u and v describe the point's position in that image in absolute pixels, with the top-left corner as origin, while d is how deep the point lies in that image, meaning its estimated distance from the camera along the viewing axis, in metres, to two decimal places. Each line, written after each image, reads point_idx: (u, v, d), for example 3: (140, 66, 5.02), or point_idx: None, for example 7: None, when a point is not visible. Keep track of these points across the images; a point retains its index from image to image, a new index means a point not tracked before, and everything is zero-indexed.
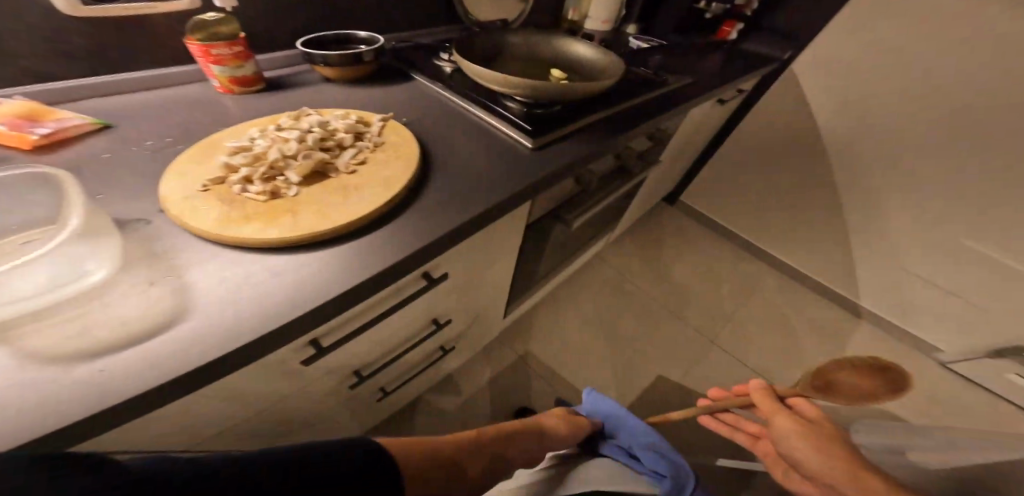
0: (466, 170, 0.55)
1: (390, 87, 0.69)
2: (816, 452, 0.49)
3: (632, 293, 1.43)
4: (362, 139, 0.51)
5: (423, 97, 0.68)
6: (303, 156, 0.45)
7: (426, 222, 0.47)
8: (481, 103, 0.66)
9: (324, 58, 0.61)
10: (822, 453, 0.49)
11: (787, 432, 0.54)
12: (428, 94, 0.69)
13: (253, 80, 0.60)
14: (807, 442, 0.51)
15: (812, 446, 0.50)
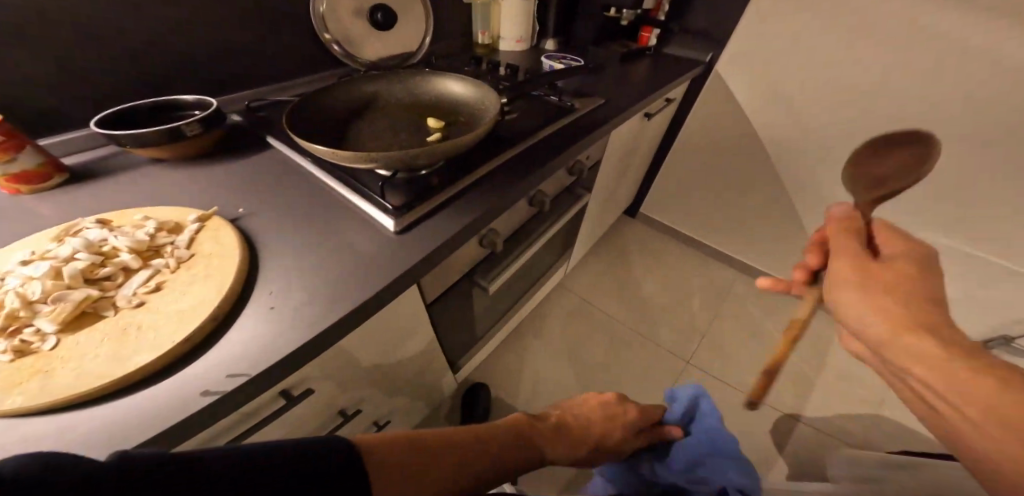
0: (306, 270, 0.44)
1: (226, 171, 0.57)
2: (883, 300, 0.36)
3: (596, 317, 1.34)
4: (163, 254, 0.41)
5: (267, 178, 0.56)
6: (56, 299, 0.34)
7: (234, 354, 0.36)
8: (344, 180, 0.53)
9: (139, 139, 0.52)
10: (885, 273, 0.37)
11: (886, 249, 0.39)
12: (273, 173, 0.57)
13: (40, 173, 0.50)
14: (904, 255, 0.38)
15: (855, 290, 0.37)
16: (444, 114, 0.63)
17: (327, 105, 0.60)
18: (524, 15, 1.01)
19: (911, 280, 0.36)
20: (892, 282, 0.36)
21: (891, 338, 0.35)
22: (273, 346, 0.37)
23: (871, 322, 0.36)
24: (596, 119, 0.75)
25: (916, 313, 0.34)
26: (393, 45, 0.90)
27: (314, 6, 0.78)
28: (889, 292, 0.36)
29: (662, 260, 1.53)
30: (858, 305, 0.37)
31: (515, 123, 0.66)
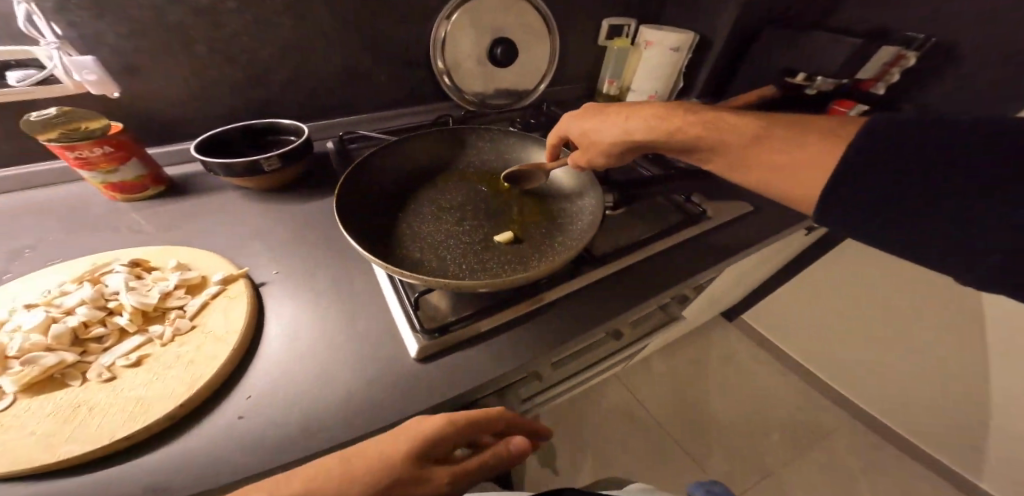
0: (302, 370, 0.36)
1: (290, 211, 0.55)
2: (605, 122, 0.47)
3: (649, 426, 1.11)
4: (166, 319, 0.36)
5: (320, 235, 0.52)
6: (29, 359, 0.30)
7: (168, 474, 0.28)
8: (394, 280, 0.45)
9: (228, 169, 0.51)
10: (630, 119, 0.44)
11: (577, 125, 0.50)
12: (332, 227, 0.53)
13: (138, 183, 0.53)
14: (644, 115, 0.43)
15: (602, 117, 0.47)
16: (523, 196, 0.54)
17: (396, 164, 0.54)
18: (666, 68, 0.86)
19: (708, 126, 0.38)
20: (711, 129, 0.38)
21: (656, 135, 0.42)
22: (214, 474, 0.28)
23: (613, 144, 0.46)
24: (724, 234, 0.58)
25: (703, 136, 0.38)
26: (507, 86, 0.82)
27: (434, 32, 0.70)
28: (721, 151, 0.37)
29: (754, 380, 1.24)
30: (597, 122, 0.47)
31: (605, 232, 0.56)
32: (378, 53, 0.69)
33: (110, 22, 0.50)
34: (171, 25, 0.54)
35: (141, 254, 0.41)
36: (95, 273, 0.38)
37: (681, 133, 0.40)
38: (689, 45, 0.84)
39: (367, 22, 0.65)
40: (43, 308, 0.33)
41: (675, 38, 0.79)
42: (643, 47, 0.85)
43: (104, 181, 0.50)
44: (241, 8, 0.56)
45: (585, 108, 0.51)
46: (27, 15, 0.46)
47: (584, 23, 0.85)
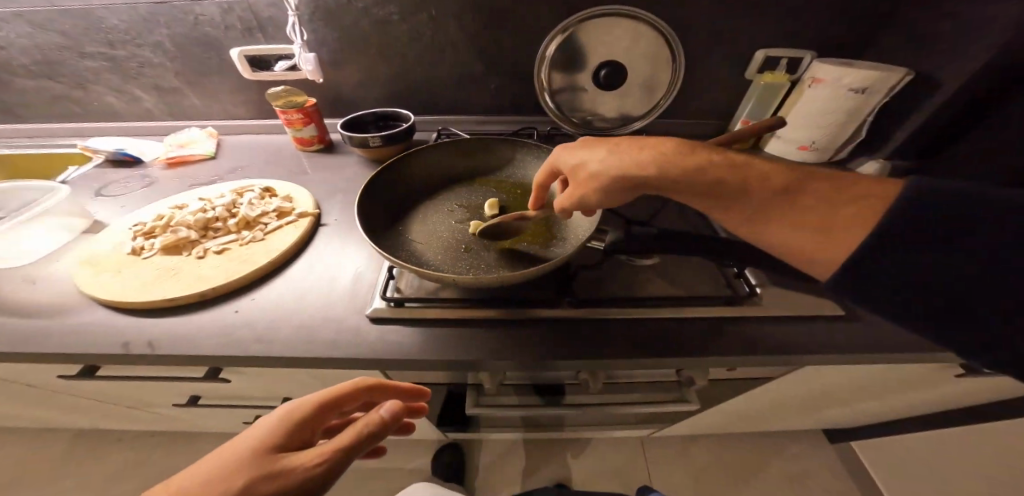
0: (305, 291, 0.50)
1: None
2: (609, 155, 0.39)
3: None
4: (250, 230, 0.55)
5: None
6: (176, 230, 0.52)
7: (173, 330, 0.44)
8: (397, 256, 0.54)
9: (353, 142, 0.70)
10: (640, 150, 0.37)
11: (577, 155, 0.42)
12: None
13: (311, 140, 0.77)
14: (657, 149, 0.36)
15: (603, 151, 0.39)
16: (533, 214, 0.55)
17: (443, 162, 0.61)
18: (841, 116, 0.64)
19: (736, 169, 0.32)
20: (725, 179, 0.32)
21: (675, 168, 0.34)
22: (190, 343, 0.43)
23: (614, 182, 0.38)
24: (790, 332, 0.45)
25: (719, 178, 0.32)
26: (613, 110, 0.78)
27: (545, 46, 0.71)
28: (741, 202, 0.32)
29: None
30: (599, 156, 0.40)
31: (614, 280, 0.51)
32: (498, 65, 0.78)
33: (329, 27, 0.72)
34: (358, 32, 0.73)
35: (272, 184, 0.63)
36: (241, 189, 0.60)
37: (696, 176, 0.33)
38: (893, 89, 0.61)
39: (495, 37, 0.74)
40: (206, 201, 0.56)
41: (872, 76, 0.59)
42: (807, 86, 0.65)
43: (295, 135, 0.75)
44: (404, 21, 0.72)
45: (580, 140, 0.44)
46: (292, 24, 0.68)
47: (737, 50, 0.72)
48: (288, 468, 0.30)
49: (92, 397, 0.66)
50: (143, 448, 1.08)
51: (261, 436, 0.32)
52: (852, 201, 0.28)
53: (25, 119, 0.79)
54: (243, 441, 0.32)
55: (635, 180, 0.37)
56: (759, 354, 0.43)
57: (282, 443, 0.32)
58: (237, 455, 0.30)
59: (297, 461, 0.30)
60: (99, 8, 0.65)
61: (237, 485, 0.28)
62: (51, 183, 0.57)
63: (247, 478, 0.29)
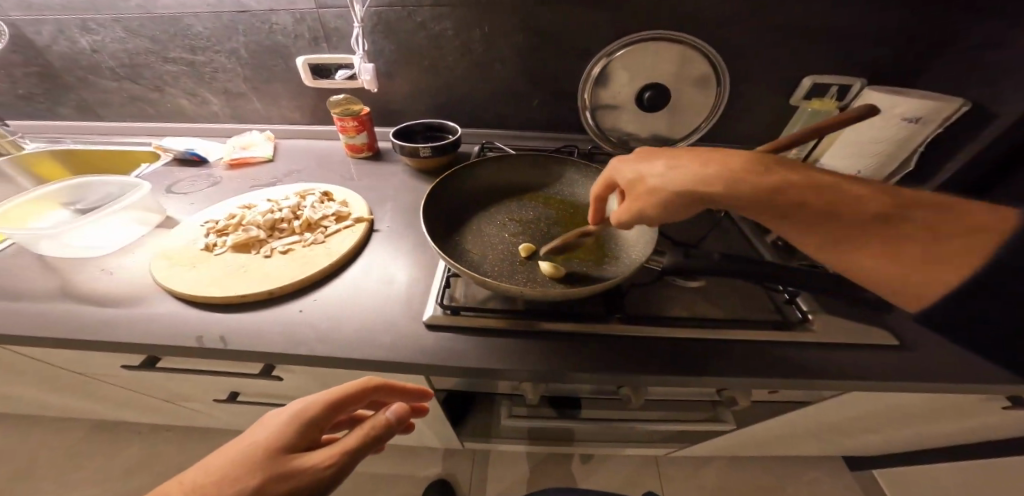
0: (362, 294, 0.52)
1: (421, 189, 0.74)
2: (673, 171, 0.40)
3: None
4: (312, 232, 0.58)
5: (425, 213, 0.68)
6: (247, 229, 0.55)
7: (240, 326, 0.47)
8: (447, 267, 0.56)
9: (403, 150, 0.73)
10: (707, 167, 0.38)
11: (639, 169, 0.43)
12: None
13: (361, 147, 0.80)
14: (724, 167, 0.37)
15: (666, 166, 0.41)
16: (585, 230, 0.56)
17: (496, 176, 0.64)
18: (892, 145, 0.65)
19: (820, 192, 0.33)
20: (803, 200, 0.34)
21: (746, 186, 0.35)
22: (256, 340, 0.45)
23: (676, 196, 0.39)
24: (846, 357, 0.46)
25: (796, 199, 0.34)
26: (653, 132, 0.79)
27: (591, 68, 0.74)
28: (820, 222, 0.33)
29: None
30: (660, 170, 0.41)
31: (660, 301, 0.52)
32: (544, 81, 0.80)
33: (388, 40, 0.76)
34: (413, 46, 0.76)
35: (330, 189, 0.66)
36: (303, 193, 0.64)
37: (772, 196, 0.34)
38: (946, 119, 0.61)
39: (544, 56, 0.77)
40: (272, 203, 0.60)
41: (926, 106, 0.59)
42: (855, 113, 0.66)
43: (347, 142, 0.79)
44: (458, 37, 0.75)
45: (640, 152, 0.46)
46: (355, 36, 0.71)
47: (783, 76, 0.74)
48: (300, 468, 0.32)
49: (140, 389, 0.68)
50: (169, 441, 1.10)
51: (272, 435, 0.34)
52: (941, 231, 0.31)
53: (103, 118, 0.86)
54: (256, 440, 0.34)
55: (698, 195, 0.38)
56: (816, 379, 0.44)
57: (291, 444, 0.34)
58: (252, 455, 0.32)
59: (307, 463, 0.33)
60: (187, 18, 0.70)
61: (251, 484, 0.30)
62: (135, 179, 0.62)
63: (262, 478, 0.31)
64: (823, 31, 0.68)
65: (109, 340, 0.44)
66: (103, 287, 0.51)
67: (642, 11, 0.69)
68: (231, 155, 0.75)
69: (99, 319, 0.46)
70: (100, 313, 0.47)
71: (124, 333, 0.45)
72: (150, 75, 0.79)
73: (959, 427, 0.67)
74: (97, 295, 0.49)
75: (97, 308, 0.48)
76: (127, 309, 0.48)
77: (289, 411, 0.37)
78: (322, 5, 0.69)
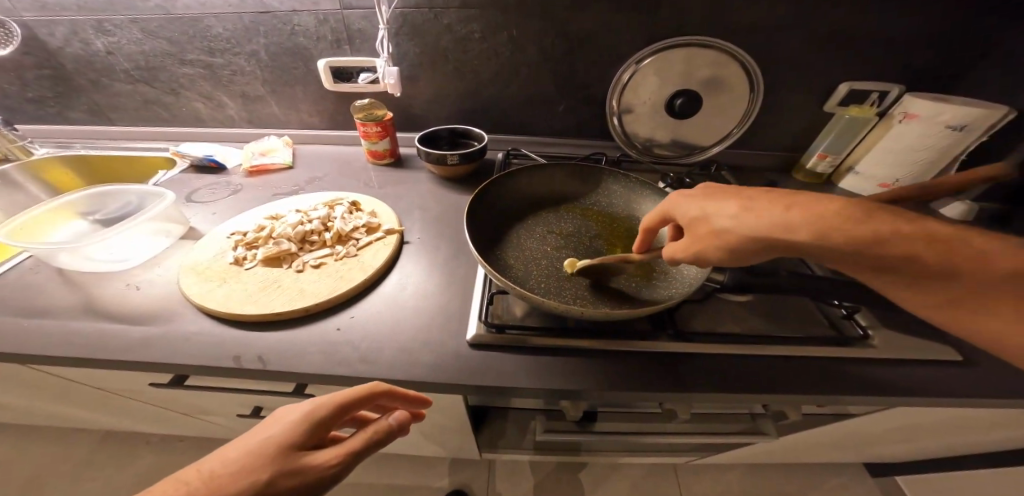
0: (401, 311, 0.50)
1: (448, 197, 0.73)
2: (747, 215, 0.37)
3: None
4: (343, 244, 0.56)
5: (456, 223, 0.66)
6: (278, 242, 0.53)
7: (277, 345, 0.44)
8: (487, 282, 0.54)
9: (429, 157, 0.71)
10: (793, 213, 0.34)
11: (708, 208, 0.40)
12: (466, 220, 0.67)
13: (383, 154, 0.78)
14: (808, 213, 0.34)
15: (741, 209, 0.37)
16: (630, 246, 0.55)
17: (531, 187, 0.63)
18: (933, 152, 0.64)
19: (934, 245, 0.29)
20: (913, 257, 0.30)
21: (840, 242, 0.31)
22: (296, 360, 0.43)
23: (746, 242, 0.36)
24: (907, 376, 0.45)
25: (899, 255, 0.30)
26: (683, 138, 0.78)
27: (620, 74, 0.72)
28: (923, 281, 0.30)
29: None
30: (731, 212, 0.38)
31: (713, 316, 0.50)
32: (572, 86, 0.78)
33: (412, 43, 0.73)
34: (439, 49, 0.74)
35: (358, 198, 0.64)
36: (331, 203, 0.62)
37: (869, 251, 0.31)
38: (991, 127, 0.60)
39: (573, 60, 0.75)
40: (301, 214, 0.58)
41: (975, 114, 0.58)
42: (895, 119, 0.65)
43: (369, 148, 0.76)
44: (485, 40, 0.73)
45: (703, 188, 0.43)
46: (381, 38, 0.69)
47: (819, 82, 0.72)
48: (306, 468, 0.30)
49: (160, 404, 0.66)
50: (180, 451, 1.07)
51: (286, 430, 0.31)
52: None
53: (114, 122, 0.84)
54: (267, 432, 0.31)
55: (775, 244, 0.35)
56: (879, 399, 0.43)
57: (302, 441, 0.31)
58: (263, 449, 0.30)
59: (314, 462, 0.30)
60: (206, 19, 0.67)
61: (260, 481, 0.28)
62: (158, 188, 0.59)
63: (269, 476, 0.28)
64: (864, 37, 0.66)
65: (142, 361, 0.42)
66: (130, 303, 0.49)
67: (679, 14, 0.67)
68: (252, 162, 0.72)
69: (129, 338, 0.44)
70: (128, 331, 0.45)
71: (156, 353, 0.43)
72: (165, 79, 0.76)
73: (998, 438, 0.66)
74: (124, 311, 0.47)
75: (125, 326, 0.46)
76: (156, 327, 0.45)
77: (302, 404, 0.33)
78: (346, 6, 0.67)
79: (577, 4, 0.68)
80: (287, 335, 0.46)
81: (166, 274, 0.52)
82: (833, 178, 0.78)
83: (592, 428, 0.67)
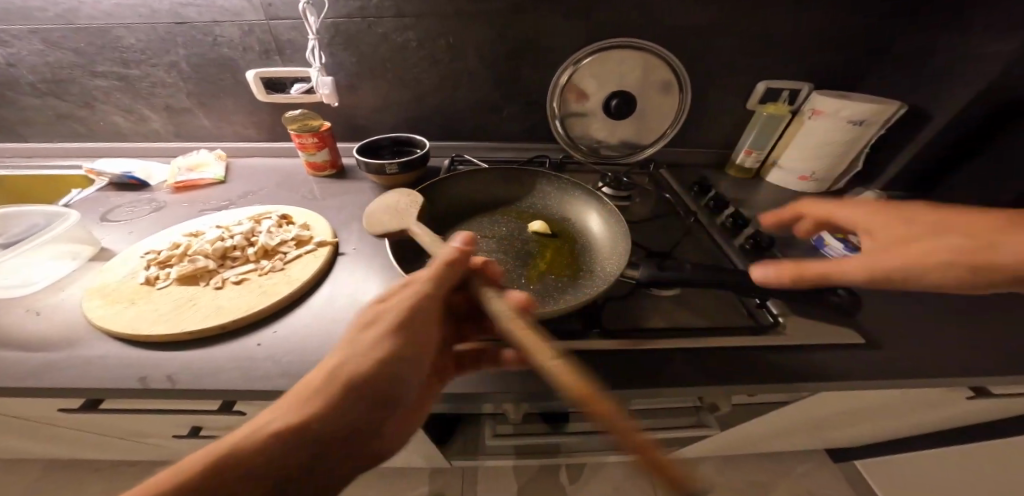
0: (329, 322, 0.49)
1: None
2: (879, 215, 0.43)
3: None
4: (269, 259, 0.54)
5: None
6: (194, 259, 0.51)
7: (190, 363, 0.43)
8: None
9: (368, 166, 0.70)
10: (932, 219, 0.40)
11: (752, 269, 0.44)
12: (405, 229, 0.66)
13: (323, 165, 0.76)
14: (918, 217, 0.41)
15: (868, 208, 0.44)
16: (557, 246, 0.57)
17: (462, 192, 0.64)
18: (842, 146, 0.69)
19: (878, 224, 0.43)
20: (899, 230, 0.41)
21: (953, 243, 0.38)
22: (210, 379, 0.42)
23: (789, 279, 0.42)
24: (818, 357, 0.47)
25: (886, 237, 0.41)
26: (622, 139, 0.80)
27: (558, 76, 0.73)
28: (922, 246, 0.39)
29: None
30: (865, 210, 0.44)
31: (641, 310, 0.52)
32: (512, 92, 0.79)
33: (347, 53, 0.73)
34: (375, 57, 0.73)
35: (290, 211, 0.63)
36: (260, 217, 0.60)
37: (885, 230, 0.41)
38: (885, 121, 0.66)
39: (511, 67, 0.76)
40: (223, 229, 0.56)
41: (870, 109, 0.63)
42: (806, 116, 0.70)
43: (307, 159, 0.75)
44: (423, 48, 0.73)
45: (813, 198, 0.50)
46: (312, 48, 0.68)
47: (741, 83, 0.77)
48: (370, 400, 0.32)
49: (87, 431, 0.61)
50: (128, 480, 1.00)
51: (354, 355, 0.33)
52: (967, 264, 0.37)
53: (26, 138, 0.79)
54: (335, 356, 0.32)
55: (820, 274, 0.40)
56: (793, 380, 0.45)
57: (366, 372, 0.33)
58: (217, 471, 0.26)
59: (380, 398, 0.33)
60: (117, 29, 0.65)
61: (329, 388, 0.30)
62: (64, 209, 0.56)
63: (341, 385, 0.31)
64: (775, 41, 0.71)
65: (36, 386, 0.39)
66: (23, 329, 0.45)
67: (606, 20, 0.70)
68: (180, 177, 0.70)
69: (20, 366, 0.41)
70: (23, 357, 0.42)
71: (52, 378, 0.40)
72: (84, 92, 0.73)
73: (927, 414, 0.70)
74: (17, 338, 0.44)
75: (17, 352, 0.42)
76: (53, 352, 0.42)
77: (249, 423, 0.28)
78: (272, 17, 0.66)
79: (507, 13, 0.69)
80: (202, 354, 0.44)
81: (72, 297, 0.49)
82: (761, 171, 0.83)
83: (562, 428, 0.68)
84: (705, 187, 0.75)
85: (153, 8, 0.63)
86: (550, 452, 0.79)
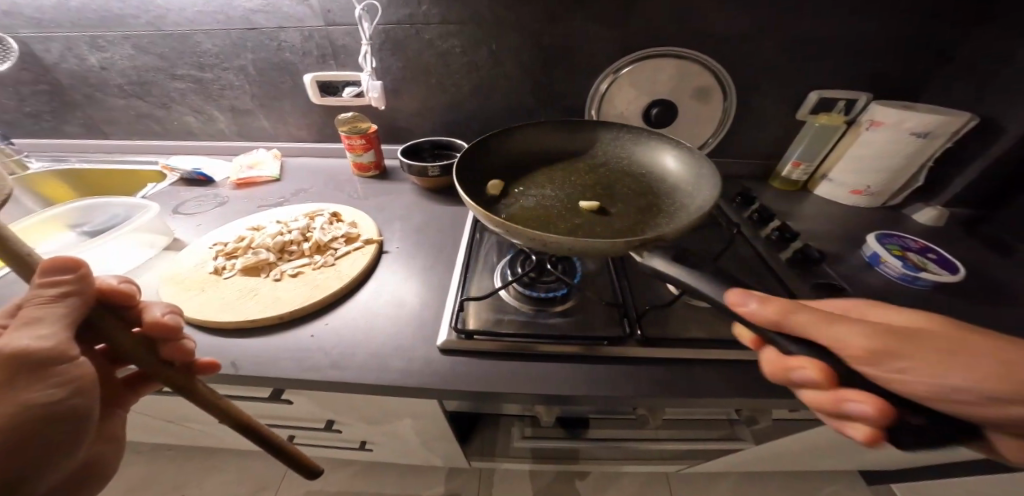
0: (376, 319, 0.51)
1: (434, 206, 0.75)
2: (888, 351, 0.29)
3: None
4: (321, 254, 0.58)
5: (437, 230, 0.69)
6: (257, 252, 0.55)
7: (252, 350, 0.46)
8: (458, 287, 0.55)
9: (413, 168, 0.73)
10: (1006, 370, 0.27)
11: (840, 336, 0.28)
12: (446, 230, 0.69)
13: (368, 166, 0.80)
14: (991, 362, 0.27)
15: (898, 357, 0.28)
16: (638, 190, 0.60)
17: (512, 146, 0.67)
18: (901, 158, 0.66)
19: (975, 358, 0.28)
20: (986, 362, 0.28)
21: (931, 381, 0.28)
22: (270, 366, 0.45)
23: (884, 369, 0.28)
24: None
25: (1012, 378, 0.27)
26: None
27: (598, 85, 0.74)
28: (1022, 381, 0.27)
29: None
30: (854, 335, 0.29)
31: (679, 323, 0.51)
32: (551, 98, 0.80)
33: (395, 57, 0.76)
34: (422, 63, 0.76)
35: (339, 209, 0.67)
36: (312, 215, 0.64)
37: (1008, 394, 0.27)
38: (953, 132, 0.63)
39: (553, 73, 0.76)
40: (281, 226, 0.60)
41: (936, 121, 0.60)
42: (863, 128, 0.67)
43: (354, 160, 0.78)
44: (467, 54, 0.75)
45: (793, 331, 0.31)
46: (365, 53, 0.71)
47: (791, 91, 0.74)
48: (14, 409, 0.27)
49: (147, 410, 0.66)
50: (171, 461, 1.08)
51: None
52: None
53: (109, 136, 0.89)
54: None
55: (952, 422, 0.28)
56: None
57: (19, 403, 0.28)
58: None
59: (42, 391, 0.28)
60: (194, 35, 0.71)
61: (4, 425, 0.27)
62: (144, 201, 0.61)
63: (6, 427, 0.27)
64: (830, 47, 0.68)
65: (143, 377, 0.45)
66: None
67: (653, 25, 0.69)
68: (241, 175, 0.76)
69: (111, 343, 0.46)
70: None
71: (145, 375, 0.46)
72: (163, 94, 0.80)
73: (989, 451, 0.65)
74: None
75: None
76: None
77: None
78: (331, 23, 0.70)
79: (552, 19, 0.70)
80: (260, 343, 0.47)
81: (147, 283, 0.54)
82: (808, 183, 0.80)
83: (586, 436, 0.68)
84: (748, 198, 0.73)
85: (227, 16, 0.68)
86: (574, 458, 0.79)
